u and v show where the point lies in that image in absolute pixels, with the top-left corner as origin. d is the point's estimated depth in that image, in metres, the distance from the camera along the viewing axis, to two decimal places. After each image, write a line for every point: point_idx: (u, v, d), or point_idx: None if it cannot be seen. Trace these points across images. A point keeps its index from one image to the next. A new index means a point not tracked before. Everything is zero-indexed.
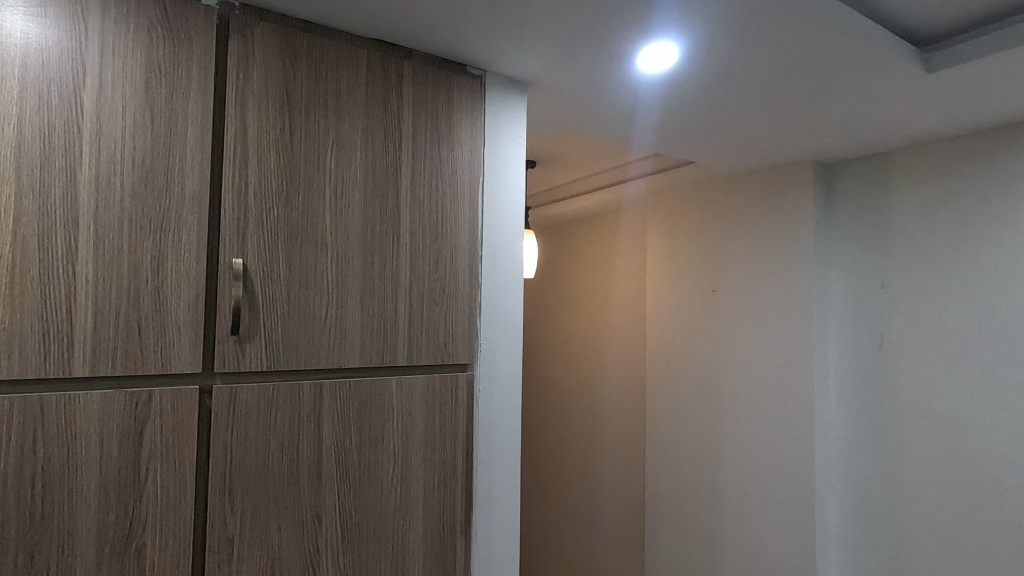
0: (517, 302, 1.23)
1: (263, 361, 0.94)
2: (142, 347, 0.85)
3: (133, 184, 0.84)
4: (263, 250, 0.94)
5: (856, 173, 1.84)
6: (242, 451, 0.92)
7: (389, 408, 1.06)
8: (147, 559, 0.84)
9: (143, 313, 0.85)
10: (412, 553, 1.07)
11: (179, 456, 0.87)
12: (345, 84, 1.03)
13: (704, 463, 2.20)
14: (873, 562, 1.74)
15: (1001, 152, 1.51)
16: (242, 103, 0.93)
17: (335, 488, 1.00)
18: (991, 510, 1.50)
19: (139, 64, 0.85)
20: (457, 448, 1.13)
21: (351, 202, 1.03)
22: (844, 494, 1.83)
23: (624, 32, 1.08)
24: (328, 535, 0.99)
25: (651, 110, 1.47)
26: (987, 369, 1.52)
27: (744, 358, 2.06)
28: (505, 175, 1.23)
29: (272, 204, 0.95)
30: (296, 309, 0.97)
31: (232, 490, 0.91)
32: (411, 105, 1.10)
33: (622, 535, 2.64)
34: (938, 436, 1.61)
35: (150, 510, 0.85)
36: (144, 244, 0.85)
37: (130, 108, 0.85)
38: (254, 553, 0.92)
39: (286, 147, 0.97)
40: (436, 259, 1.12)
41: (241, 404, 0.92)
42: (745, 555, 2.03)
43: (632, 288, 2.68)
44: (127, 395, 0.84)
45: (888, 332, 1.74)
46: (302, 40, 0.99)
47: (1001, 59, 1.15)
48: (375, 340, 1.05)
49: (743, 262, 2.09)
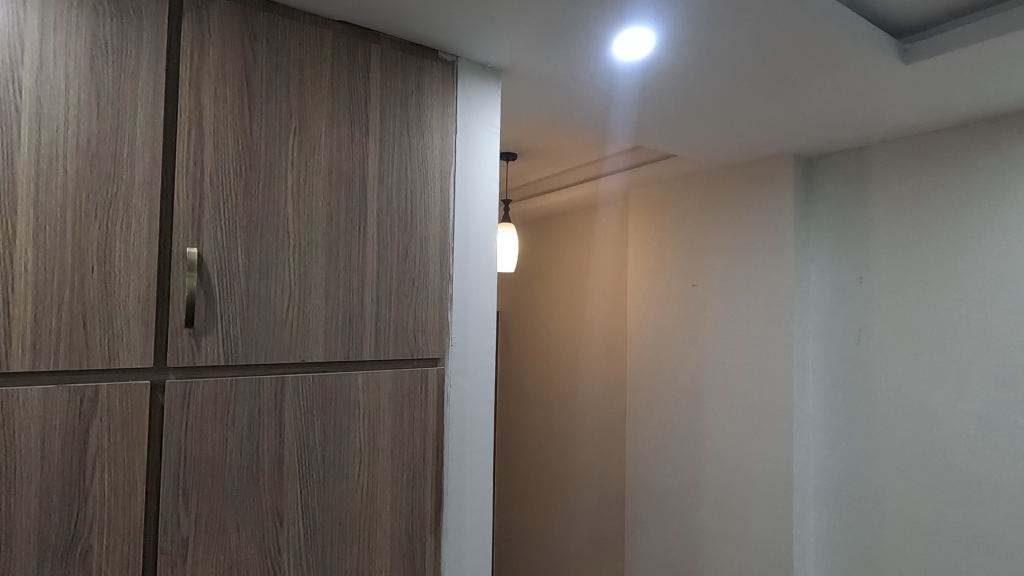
0: (489, 294, 1.20)
1: (220, 355, 0.90)
2: (87, 340, 0.80)
3: (77, 169, 0.80)
4: (220, 240, 0.90)
5: (836, 168, 1.83)
6: (198, 449, 0.88)
7: (355, 404, 1.02)
8: (94, 562, 0.80)
9: (88, 304, 0.80)
10: (379, 554, 1.04)
11: (128, 453, 0.83)
12: (307, 69, 0.99)
13: (684, 458, 2.18)
14: (851, 558, 1.74)
15: (979, 147, 1.51)
16: (197, 86, 0.88)
17: (297, 487, 0.96)
18: (966, 506, 1.51)
19: (83, 41, 0.81)
20: (426, 446, 1.09)
21: (314, 190, 0.99)
22: (822, 489, 1.82)
23: (598, 18, 1.05)
24: (290, 535, 0.95)
25: (629, 99, 1.44)
26: (964, 364, 1.53)
27: (723, 353, 2.05)
28: (479, 164, 1.20)
29: (230, 191, 0.91)
30: (255, 301, 0.93)
31: (187, 490, 0.87)
32: (380, 92, 1.07)
33: (601, 531, 2.62)
34: (915, 430, 1.61)
35: (97, 511, 0.81)
36: (90, 230, 0.81)
37: (74, 88, 0.80)
38: (210, 555, 0.88)
39: (245, 132, 0.93)
40: (405, 250, 1.08)
41: (196, 400, 0.88)
42: (723, 551, 2.02)
43: (611, 284, 2.66)
44: (72, 390, 0.79)
45: (866, 326, 1.74)
46: (262, 20, 0.95)
47: (976, 51, 1.14)
48: (340, 333, 1.01)
49: (723, 257, 2.07)
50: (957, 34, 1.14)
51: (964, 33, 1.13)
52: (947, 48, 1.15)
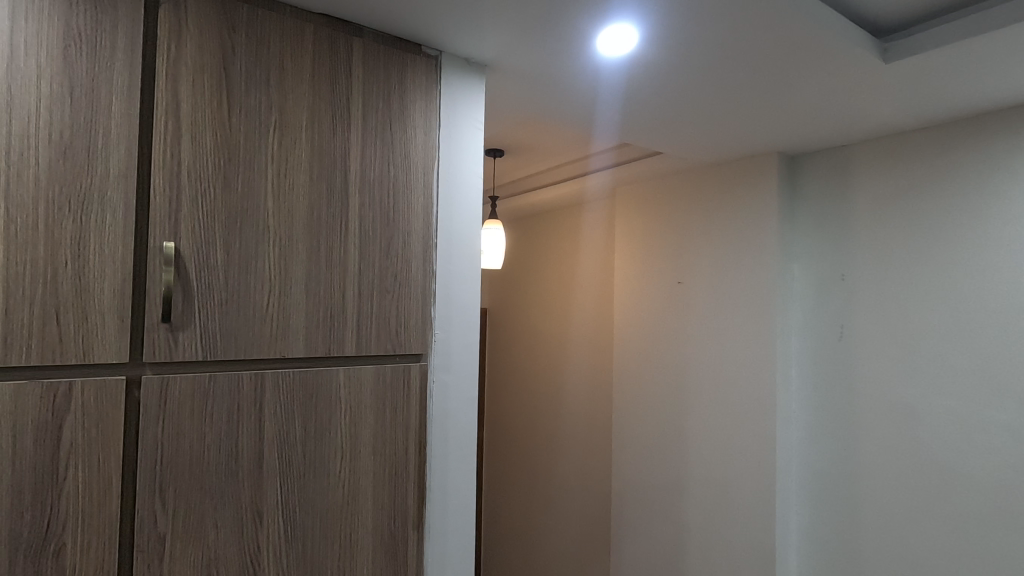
0: (472, 289, 1.20)
1: (198, 350, 0.89)
2: (60, 335, 0.79)
3: (50, 161, 0.78)
4: (198, 234, 0.89)
5: (818, 166, 1.85)
6: (175, 446, 0.87)
7: (337, 400, 1.02)
8: (67, 560, 0.79)
9: (62, 299, 0.79)
10: (361, 550, 1.03)
11: (103, 450, 0.81)
12: (288, 61, 0.98)
13: (669, 454, 2.20)
14: (833, 554, 1.76)
15: (958, 146, 1.53)
16: (174, 78, 0.87)
17: (277, 484, 0.95)
18: (944, 500, 1.53)
19: (56, 31, 0.79)
20: (409, 442, 1.09)
21: (295, 184, 0.98)
22: (804, 485, 1.84)
23: (581, 15, 1.05)
24: (270, 533, 0.95)
25: (613, 95, 1.45)
26: (942, 360, 1.55)
27: (708, 350, 2.07)
28: (463, 159, 1.20)
29: (208, 185, 0.90)
30: (234, 296, 0.92)
31: (163, 486, 0.86)
32: (362, 86, 1.06)
33: (587, 528, 2.63)
34: (895, 426, 1.64)
35: (71, 509, 0.79)
36: (64, 224, 0.79)
37: (47, 78, 0.78)
38: (188, 553, 0.88)
39: (224, 125, 0.92)
40: (387, 246, 1.08)
41: (173, 396, 0.87)
42: (708, 549, 2.03)
43: (597, 281, 2.67)
44: (45, 386, 0.78)
45: (848, 323, 1.76)
46: (241, 12, 0.94)
47: (952, 51, 1.16)
48: (321, 329, 1.01)
49: (708, 254, 2.08)
50: (936, 33, 1.16)
51: (941, 32, 1.15)
52: (926, 47, 1.16)
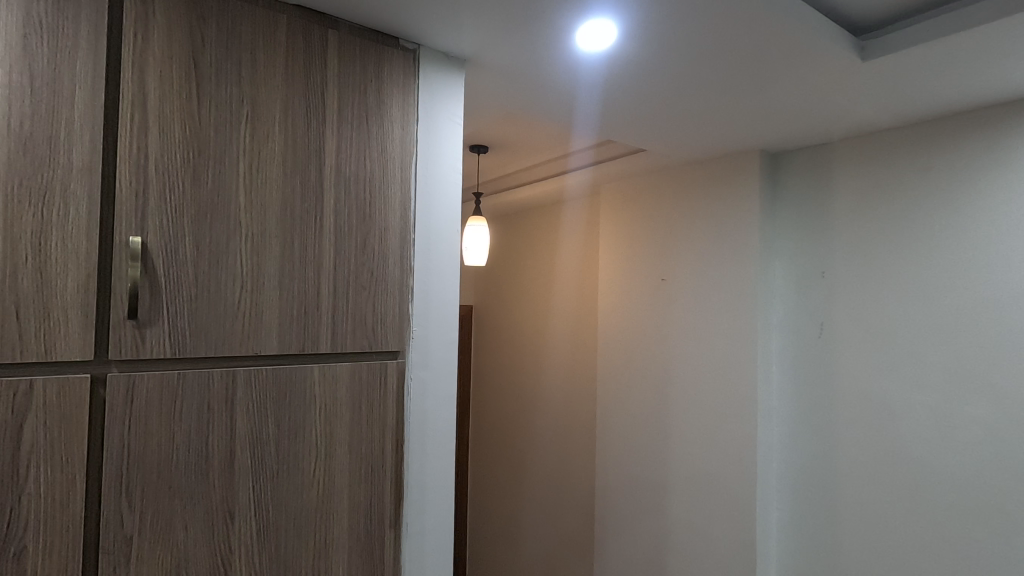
0: (450, 285, 1.19)
1: (166, 348, 0.87)
2: (21, 331, 0.77)
3: (9, 153, 0.76)
4: (166, 228, 0.87)
5: (799, 164, 1.86)
6: (142, 445, 0.85)
7: (311, 397, 1.00)
8: (29, 563, 0.77)
9: (22, 295, 0.77)
10: (337, 548, 1.02)
11: (66, 449, 0.79)
12: (260, 53, 0.96)
13: (652, 451, 2.20)
14: (813, 548, 1.77)
15: (936, 145, 1.55)
16: (141, 68, 0.85)
17: (249, 483, 0.94)
18: (921, 494, 1.55)
19: (15, 19, 0.77)
20: (385, 440, 1.08)
21: (267, 179, 0.96)
22: (784, 480, 1.86)
23: (560, 10, 1.04)
24: (241, 533, 0.93)
25: (594, 91, 1.44)
26: (919, 356, 1.57)
27: (690, 347, 2.07)
28: (441, 155, 1.19)
29: (177, 178, 0.88)
30: (204, 292, 0.90)
31: (130, 487, 0.84)
32: (337, 78, 1.04)
33: (571, 525, 2.62)
34: (873, 422, 1.65)
35: (31, 510, 0.77)
36: (24, 217, 0.77)
37: (5, 68, 0.76)
38: (157, 554, 0.86)
39: (193, 117, 0.90)
40: (363, 241, 1.06)
41: (140, 394, 0.85)
42: (690, 547, 2.04)
43: (579, 278, 2.67)
44: (5, 384, 0.76)
45: (828, 319, 1.77)
46: (211, 2, 0.92)
47: (928, 49, 1.17)
48: (296, 326, 0.99)
49: (690, 252, 2.09)
50: (914, 31, 1.16)
51: (917, 31, 1.16)
52: (901, 46, 1.17)
